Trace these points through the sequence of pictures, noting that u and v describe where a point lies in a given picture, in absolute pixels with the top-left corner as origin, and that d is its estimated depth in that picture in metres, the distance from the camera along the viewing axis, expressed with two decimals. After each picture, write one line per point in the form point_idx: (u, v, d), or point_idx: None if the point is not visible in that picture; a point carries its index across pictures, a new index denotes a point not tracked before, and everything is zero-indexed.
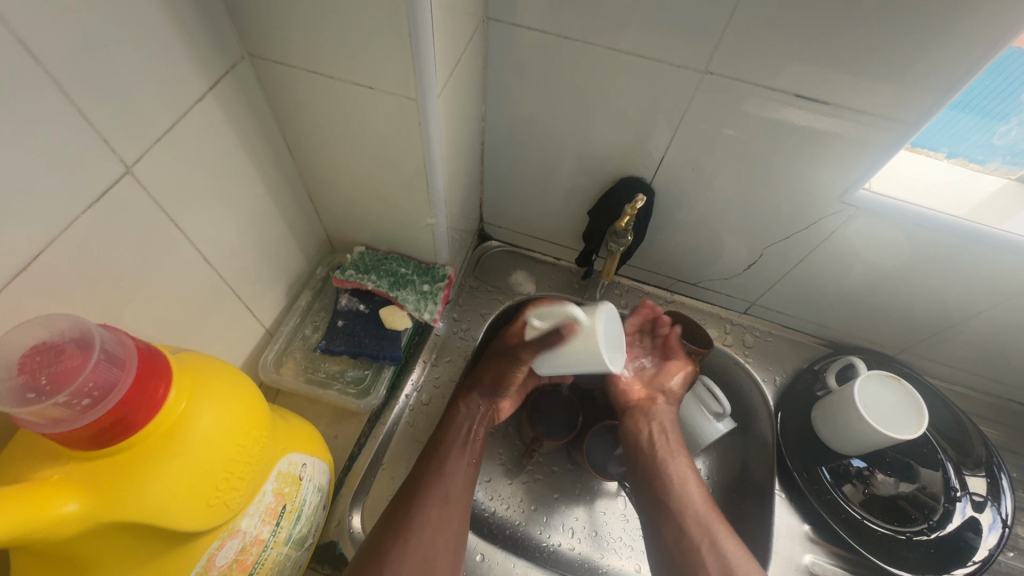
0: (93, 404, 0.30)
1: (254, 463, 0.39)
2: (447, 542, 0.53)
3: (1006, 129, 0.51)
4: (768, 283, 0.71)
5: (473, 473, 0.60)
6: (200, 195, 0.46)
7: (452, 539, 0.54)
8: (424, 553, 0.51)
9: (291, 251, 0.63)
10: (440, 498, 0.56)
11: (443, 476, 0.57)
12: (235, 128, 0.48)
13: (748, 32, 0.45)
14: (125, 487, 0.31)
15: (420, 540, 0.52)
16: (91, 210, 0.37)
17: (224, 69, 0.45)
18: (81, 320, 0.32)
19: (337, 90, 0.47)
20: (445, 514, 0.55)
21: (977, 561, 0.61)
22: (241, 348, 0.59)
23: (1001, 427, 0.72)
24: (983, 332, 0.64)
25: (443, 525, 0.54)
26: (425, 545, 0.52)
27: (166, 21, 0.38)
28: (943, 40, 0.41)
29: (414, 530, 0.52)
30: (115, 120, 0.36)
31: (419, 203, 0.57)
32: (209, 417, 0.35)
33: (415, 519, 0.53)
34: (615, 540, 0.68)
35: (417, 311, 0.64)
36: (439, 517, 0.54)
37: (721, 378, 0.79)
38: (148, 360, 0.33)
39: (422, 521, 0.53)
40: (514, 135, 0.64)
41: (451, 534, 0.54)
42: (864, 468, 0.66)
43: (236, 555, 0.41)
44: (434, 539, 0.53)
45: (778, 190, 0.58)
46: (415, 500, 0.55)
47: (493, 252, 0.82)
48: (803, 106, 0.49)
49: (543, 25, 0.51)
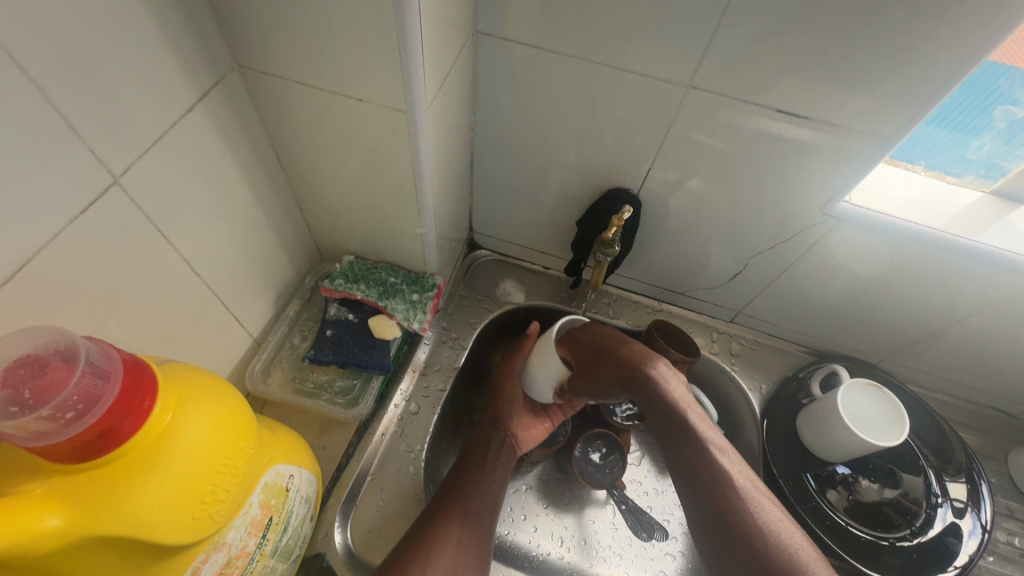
0: (77, 416, 0.30)
1: (241, 474, 0.39)
2: (466, 557, 0.52)
3: (980, 143, 0.53)
4: (753, 292, 0.72)
5: (496, 494, 0.59)
6: (189, 205, 0.46)
7: (474, 554, 0.53)
8: (446, 566, 0.50)
9: (279, 260, 0.63)
10: (458, 513, 0.55)
11: (463, 496, 0.57)
12: (224, 138, 0.48)
13: (731, 48, 0.46)
14: (111, 501, 0.31)
15: (442, 552, 0.51)
16: (78, 219, 0.37)
17: (214, 80, 0.45)
18: (66, 333, 0.32)
19: (327, 101, 0.47)
20: (465, 529, 0.54)
21: (958, 566, 0.62)
22: (227, 357, 0.59)
23: (982, 433, 0.74)
24: (962, 340, 0.66)
25: (462, 540, 0.53)
26: (448, 559, 0.51)
27: (157, 33, 0.38)
28: (915, 59, 0.43)
29: (434, 542, 0.52)
30: (103, 132, 0.36)
31: (408, 213, 0.58)
32: (196, 428, 0.35)
33: (435, 536, 0.52)
34: (604, 549, 0.67)
35: (406, 320, 0.64)
36: (458, 535, 0.53)
37: (707, 386, 0.79)
38: (134, 372, 0.33)
39: (443, 534, 0.53)
40: (503, 146, 0.65)
41: (471, 549, 0.53)
42: (849, 475, 0.67)
43: (221, 569, 0.40)
44: (456, 552, 0.52)
45: (761, 201, 0.59)
46: (433, 517, 0.55)
47: (482, 262, 0.83)
48: (784, 120, 0.50)
49: (531, 40, 0.52)
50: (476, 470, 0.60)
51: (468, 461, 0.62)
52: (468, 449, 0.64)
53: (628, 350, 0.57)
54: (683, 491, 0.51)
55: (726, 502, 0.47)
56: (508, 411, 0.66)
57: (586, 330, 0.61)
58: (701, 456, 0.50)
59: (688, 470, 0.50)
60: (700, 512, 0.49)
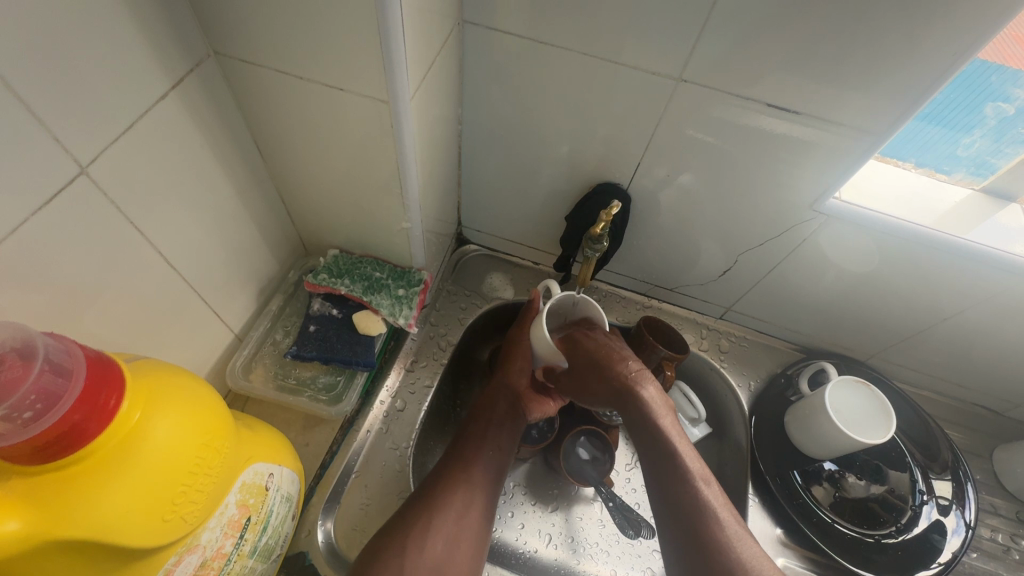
0: (36, 416, 0.29)
1: (215, 474, 0.38)
2: (471, 522, 0.53)
3: (970, 140, 0.52)
4: (742, 289, 0.72)
5: (501, 459, 0.59)
6: (163, 197, 0.45)
7: (478, 519, 0.54)
8: (448, 531, 0.51)
9: (260, 252, 0.62)
10: (464, 479, 0.56)
11: (467, 460, 0.58)
12: (199, 127, 0.46)
13: (722, 41, 0.45)
14: (74, 505, 0.30)
15: (445, 517, 0.52)
16: (42, 212, 0.35)
17: (188, 67, 0.43)
18: (23, 328, 0.30)
19: (306, 90, 0.46)
20: (468, 494, 0.55)
21: (940, 563, 0.62)
22: (207, 352, 0.57)
23: (967, 430, 0.74)
24: (947, 339, 0.66)
25: (466, 503, 0.54)
26: (451, 522, 0.52)
27: (126, 17, 0.36)
28: (910, 55, 0.42)
29: (437, 508, 0.53)
30: (70, 122, 0.35)
31: (393, 207, 0.57)
32: (166, 428, 0.34)
33: (440, 499, 0.53)
34: (592, 546, 0.67)
35: (392, 316, 0.63)
36: (463, 499, 0.54)
37: (697, 383, 0.79)
38: (98, 368, 0.31)
39: (444, 500, 0.53)
40: (491, 138, 0.64)
41: (475, 515, 0.54)
42: (835, 471, 0.67)
43: (195, 570, 0.39)
44: (459, 519, 0.53)
45: (751, 197, 0.58)
46: (437, 482, 0.55)
47: (471, 256, 0.82)
48: (774, 115, 0.50)
49: (519, 30, 0.51)
50: (481, 435, 0.60)
51: (474, 425, 0.62)
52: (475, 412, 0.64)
53: (622, 365, 0.57)
54: (653, 490, 0.53)
55: (683, 500, 0.51)
56: (516, 374, 0.66)
57: (590, 333, 0.60)
58: (669, 457, 0.53)
59: (658, 461, 0.53)
60: (669, 518, 0.51)
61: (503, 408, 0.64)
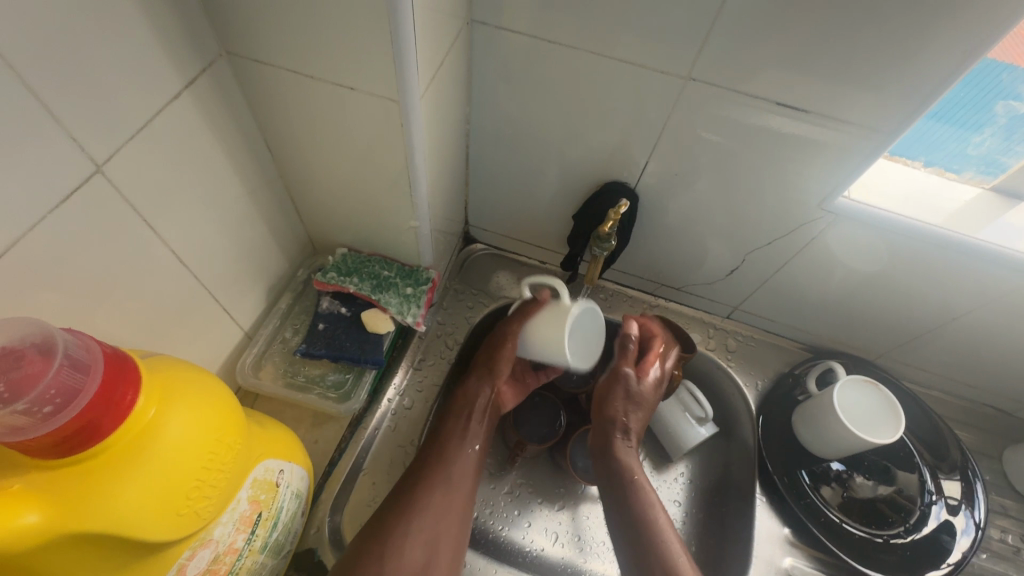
0: (55, 411, 0.29)
1: (227, 471, 0.38)
2: (449, 526, 0.55)
3: (980, 139, 0.52)
4: (749, 289, 0.72)
5: (478, 458, 0.61)
6: (175, 196, 0.45)
7: (456, 522, 0.56)
8: (426, 536, 0.53)
9: (270, 251, 0.62)
10: (442, 483, 0.57)
11: (444, 460, 0.58)
12: (211, 126, 0.47)
13: (731, 39, 0.46)
14: (90, 499, 0.30)
15: (424, 522, 0.54)
16: (57, 210, 0.36)
17: (200, 67, 0.44)
18: (41, 324, 0.30)
19: (317, 90, 0.46)
20: (446, 499, 0.56)
21: (950, 563, 0.62)
22: (217, 350, 0.58)
23: (976, 430, 0.74)
24: (957, 338, 0.66)
25: (444, 510, 0.55)
26: (430, 527, 0.54)
27: (140, 18, 0.37)
28: (920, 53, 0.42)
29: (415, 513, 0.54)
30: (85, 121, 0.35)
31: (402, 206, 0.57)
32: (180, 424, 0.34)
33: (422, 502, 0.55)
34: (598, 544, 0.67)
35: (400, 314, 0.63)
36: (441, 504, 0.55)
37: (704, 383, 0.79)
38: (115, 363, 0.32)
39: (424, 506, 0.54)
40: (499, 137, 0.64)
41: (452, 520, 0.55)
42: (843, 471, 0.68)
43: (208, 565, 0.40)
44: (436, 524, 0.54)
45: (759, 195, 0.58)
46: (419, 484, 0.56)
47: (478, 255, 0.82)
48: (783, 113, 0.50)
49: (527, 30, 0.51)
50: (461, 433, 0.61)
51: (453, 424, 0.61)
52: (452, 406, 0.63)
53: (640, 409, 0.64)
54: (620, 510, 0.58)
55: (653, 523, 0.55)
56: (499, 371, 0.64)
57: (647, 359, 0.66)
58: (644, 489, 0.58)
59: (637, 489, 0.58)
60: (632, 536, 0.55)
61: (481, 404, 0.63)
